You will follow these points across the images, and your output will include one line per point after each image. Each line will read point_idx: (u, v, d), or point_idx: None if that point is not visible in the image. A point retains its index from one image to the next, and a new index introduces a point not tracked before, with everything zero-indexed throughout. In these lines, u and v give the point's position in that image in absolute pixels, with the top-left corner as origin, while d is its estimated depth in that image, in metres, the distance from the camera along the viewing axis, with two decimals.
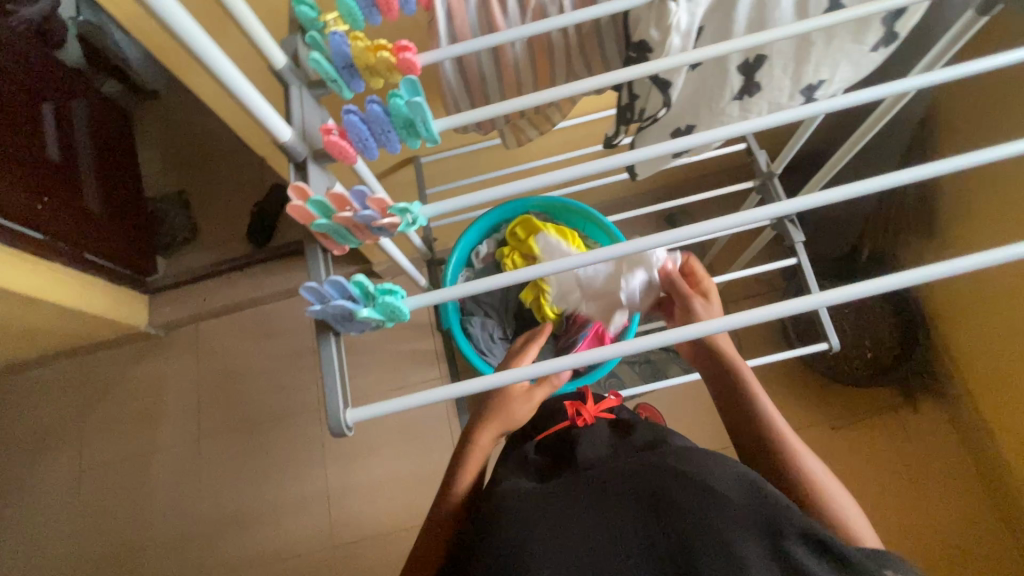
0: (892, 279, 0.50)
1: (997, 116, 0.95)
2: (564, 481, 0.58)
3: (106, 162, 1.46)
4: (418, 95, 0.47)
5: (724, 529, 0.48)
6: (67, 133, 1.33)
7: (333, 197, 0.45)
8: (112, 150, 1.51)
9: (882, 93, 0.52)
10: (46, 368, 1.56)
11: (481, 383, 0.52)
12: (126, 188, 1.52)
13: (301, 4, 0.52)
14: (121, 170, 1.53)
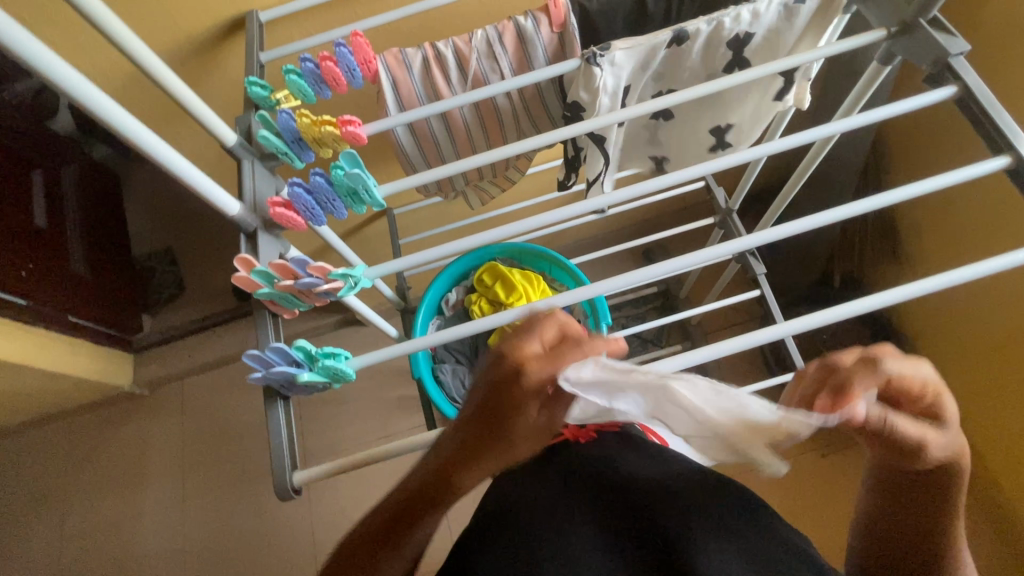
0: (849, 307, 0.52)
1: (944, 145, 1.00)
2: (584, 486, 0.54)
3: (98, 227, 1.47)
4: (357, 167, 0.51)
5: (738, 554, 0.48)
6: (56, 199, 1.35)
7: (276, 266, 0.48)
8: (102, 214, 1.50)
9: (814, 136, 0.54)
10: (29, 434, 1.54)
11: None
12: (114, 250, 1.53)
13: (253, 85, 0.57)
14: (111, 233, 1.53)
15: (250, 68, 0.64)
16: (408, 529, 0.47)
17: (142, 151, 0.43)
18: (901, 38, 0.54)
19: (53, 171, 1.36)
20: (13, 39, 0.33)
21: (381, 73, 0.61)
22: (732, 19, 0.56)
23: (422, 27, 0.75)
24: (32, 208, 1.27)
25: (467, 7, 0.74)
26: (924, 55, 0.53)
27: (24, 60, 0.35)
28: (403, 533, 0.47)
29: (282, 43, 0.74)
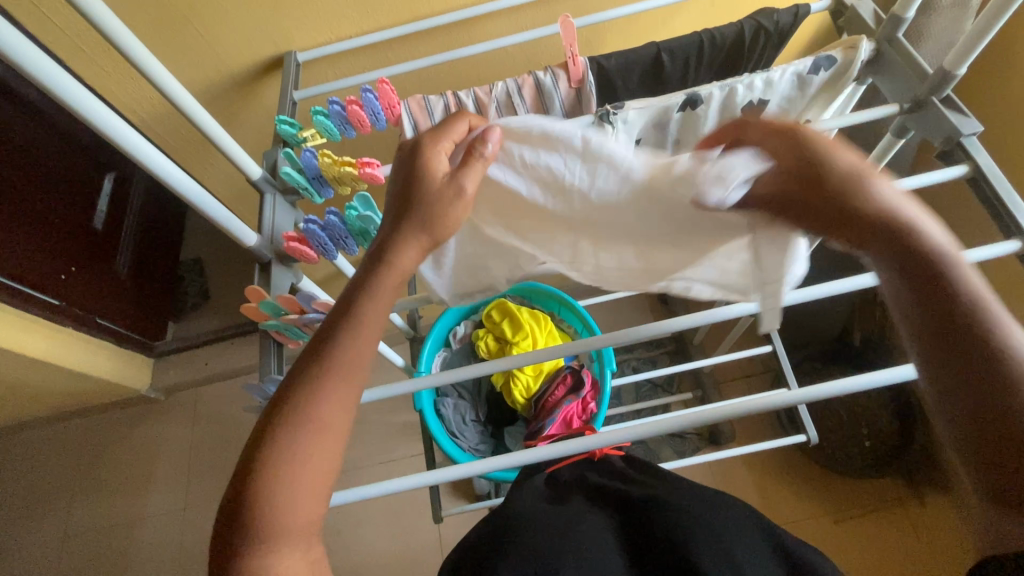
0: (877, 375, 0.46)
1: (962, 216, 0.97)
2: (579, 507, 0.57)
3: (149, 237, 1.57)
4: (370, 209, 0.54)
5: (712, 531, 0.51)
6: (120, 207, 1.48)
7: (283, 300, 0.51)
8: (157, 226, 1.62)
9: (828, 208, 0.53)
10: (48, 430, 1.59)
11: (457, 470, 0.47)
12: (163, 257, 1.62)
13: (282, 123, 0.60)
14: (162, 244, 1.63)
15: (283, 106, 0.68)
16: (317, 397, 0.42)
17: (174, 185, 0.47)
18: (913, 114, 0.55)
19: (120, 183, 1.49)
20: (49, 78, 0.37)
21: (404, 117, 0.64)
22: (746, 87, 0.57)
23: (448, 73, 0.79)
24: (93, 212, 1.39)
25: (493, 58, 0.77)
26: (936, 132, 0.53)
27: (56, 96, 0.38)
28: (307, 405, 0.41)
29: (315, 82, 0.78)
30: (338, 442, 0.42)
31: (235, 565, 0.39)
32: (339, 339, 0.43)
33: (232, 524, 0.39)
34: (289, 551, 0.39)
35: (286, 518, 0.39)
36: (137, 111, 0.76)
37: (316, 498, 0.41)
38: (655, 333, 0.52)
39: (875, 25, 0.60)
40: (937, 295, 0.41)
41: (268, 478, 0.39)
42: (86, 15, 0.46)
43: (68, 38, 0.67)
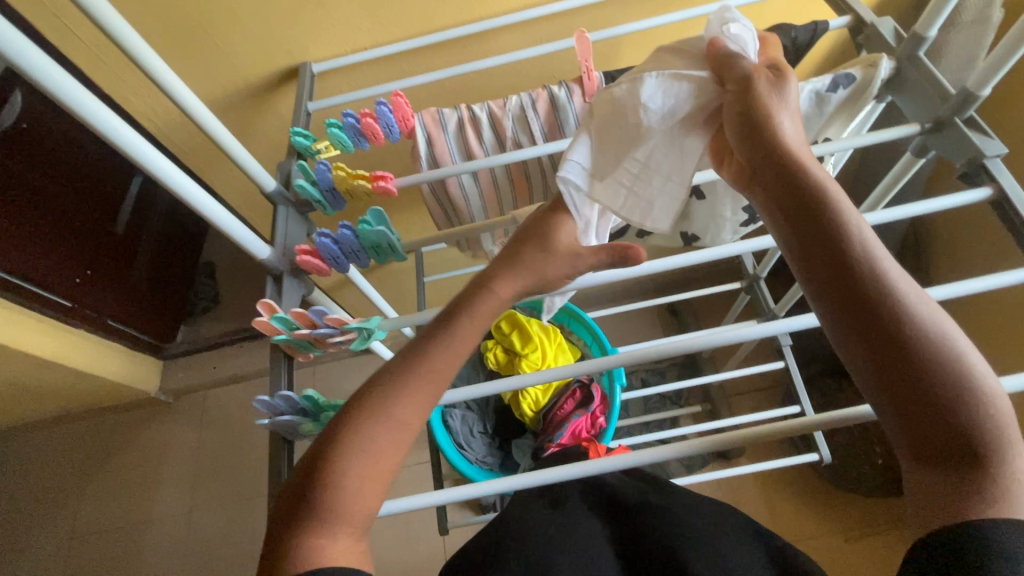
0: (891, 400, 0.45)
1: (981, 235, 0.95)
2: (575, 507, 0.56)
3: (170, 245, 1.57)
4: (384, 223, 0.54)
5: (712, 543, 0.49)
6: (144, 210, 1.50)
7: (294, 314, 0.51)
8: (183, 230, 1.63)
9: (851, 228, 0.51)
10: (58, 429, 1.60)
11: (459, 492, 0.46)
12: (183, 260, 1.63)
13: (296, 135, 0.60)
14: (184, 247, 1.64)
15: (297, 117, 0.68)
16: (400, 393, 0.41)
17: (188, 198, 0.47)
18: (935, 133, 0.54)
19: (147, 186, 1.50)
20: (65, 92, 0.37)
21: (417, 130, 0.64)
22: None
23: (461, 87, 0.79)
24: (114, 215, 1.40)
25: (506, 72, 0.77)
26: (958, 153, 0.52)
27: (75, 112, 0.38)
28: (388, 399, 0.41)
29: (329, 94, 0.78)
30: (407, 444, 0.41)
31: (291, 539, 0.38)
32: (432, 342, 0.43)
33: (297, 498, 0.39)
34: (342, 536, 0.38)
35: (347, 503, 0.39)
36: (153, 120, 0.77)
37: (376, 493, 0.40)
38: (665, 355, 0.50)
39: (896, 44, 0.59)
40: (837, 252, 0.37)
41: (338, 459, 0.39)
42: (110, 32, 0.46)
43: (87, 48, 0.67)
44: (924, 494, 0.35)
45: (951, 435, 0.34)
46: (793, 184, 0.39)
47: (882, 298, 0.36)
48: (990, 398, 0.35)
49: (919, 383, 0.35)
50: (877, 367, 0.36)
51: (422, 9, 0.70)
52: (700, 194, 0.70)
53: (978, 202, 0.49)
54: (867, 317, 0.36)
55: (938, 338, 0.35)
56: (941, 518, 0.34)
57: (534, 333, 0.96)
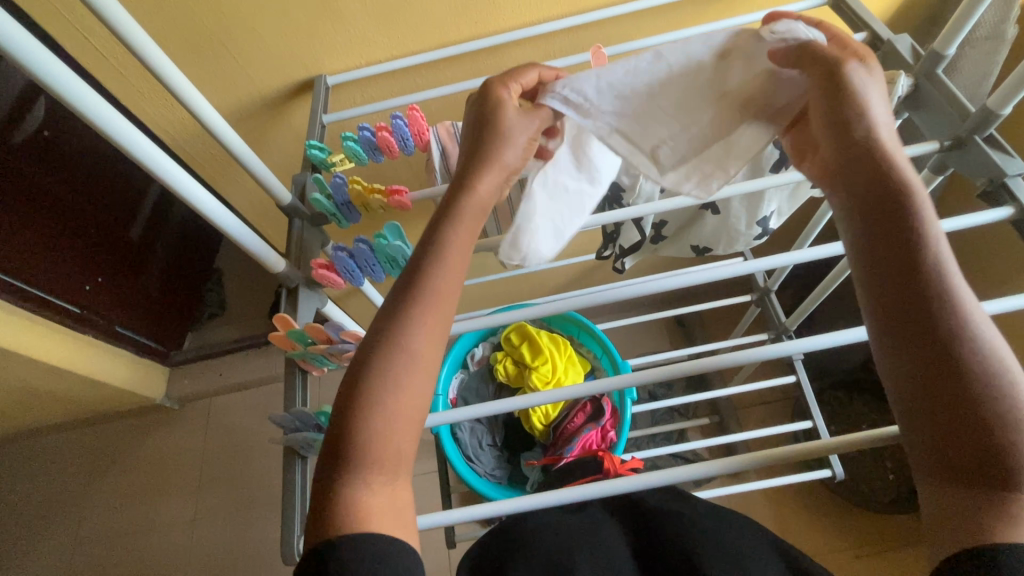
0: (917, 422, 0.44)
1: (996, 252, 0.95)
2: (588, 511, 0.56)
3: (183, 253, 1.57)
4: (400, 237, 0.53)
5: (729, 551, 0.48)
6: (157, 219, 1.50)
7: (310, 328, 0.51)
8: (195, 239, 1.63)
9: None
10: (64, 435, 1.60)
11: (471, 510, 0.46)
12: (193, 269, 1.63)
13: (312, 148, 0.60)
14: (196, 255, 1.64)
15: (312, 129, 0.69)
16: (415, 322, 0.41)
17: (203, 210, 0.46)
18: (955, 151, 0.54)
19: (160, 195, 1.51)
20: (92, 110, 0.36)
21: (432, 143, 0.64)
22: None
23: None
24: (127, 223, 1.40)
25: None
26: (979, 171, 0.52)
27: (100, 130, 0.38)
28: (402, 332, 0.40)
29: (344, 106, 0.79)
30: (429, 379, 0.41)
31: (329, 489, 0.38)
32: (432, 264, 0.43)
33: (329, 449, 0.39)
34: (376, 481, 0.38)
35: (379, 445, 0.38)
36: (168, 130, 0.77)
37: (409, 434, 0.39)
38: (681, 375, 0.49)
39: (913, 60, 0.59)
40: (903, 258, 0.37)
41: (366, 400, 0.38)
42: (133, 48, 0.46)
43: (104, 58, 0.68)
44: (940, 509, 0.34)
45: (986, 456, 0.33)
46: (867, 189, 0.39)
47: (940, 309, 0.35)
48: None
49: (960, 396, 0.34)
50: (921, 374, 0.35)
51: (437, 23, 0.70)
52: (716, 208, 0.70)
53: (999, 220, 0.49)
54: (921, 324, 0.35)
55: (992, 360, 0.34)
56: (955, 534, 0.33)
57: (543, 344, 0.96)
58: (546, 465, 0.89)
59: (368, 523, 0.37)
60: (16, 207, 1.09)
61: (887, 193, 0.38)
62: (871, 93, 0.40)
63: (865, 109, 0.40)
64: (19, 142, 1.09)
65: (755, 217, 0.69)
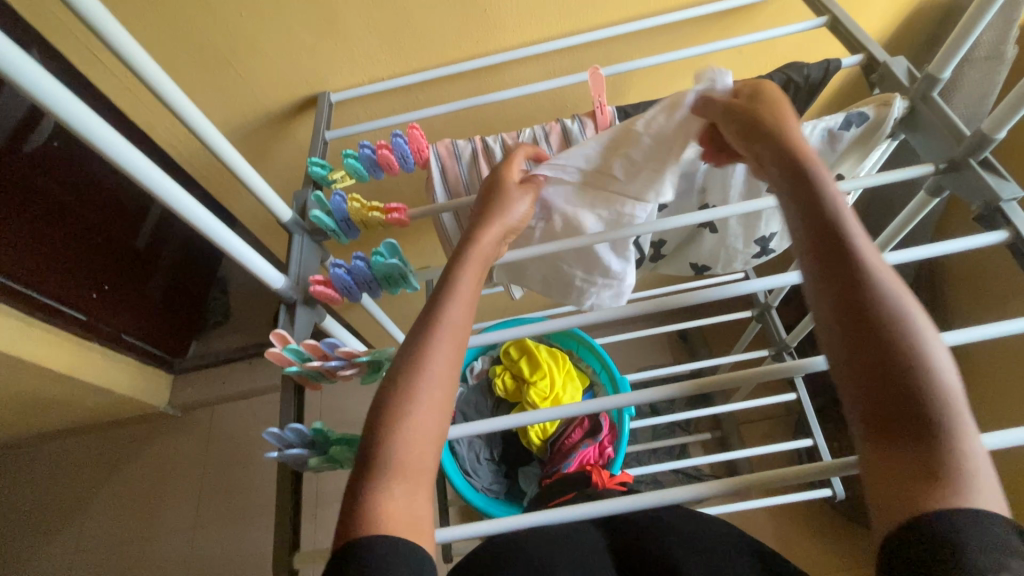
0: None
1: (995, 274, 0.94)
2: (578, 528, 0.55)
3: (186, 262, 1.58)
4: (396, 255, 0.54)
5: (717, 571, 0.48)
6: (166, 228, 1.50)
7: (307, 345, 0.52)
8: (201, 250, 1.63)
9: None
10: (66, 441, 1.61)
11: (469, 529, 0.45)
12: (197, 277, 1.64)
13: (313, 165, 0.61)
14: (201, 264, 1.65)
15: (315, 145, 0.70)
16: (434, 355, 0.44)
17: (202, 229, 0.47)
18: (949, 173, 0.54)
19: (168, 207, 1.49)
20: (90, 131, 0.37)
21: (432, 160, 0.65)
22: None
23: (475, 117, 0.80)
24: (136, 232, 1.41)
25: (518, 104, 0.79)
26: (974, 195, 0.52)
27: (99, 150, 0.38)
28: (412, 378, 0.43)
29: (347, 123, 0.80)
30: (442, 398, 0.43)
31: (355, 497, 0.39)
32: (442, 302, 0.47)
33: (358, 462, 0.41)
34: (399, 491, 0.39)
35: (390, 470, 0.40)
36: (174, 144, 0.79)
37: (430, 446, 0.42)
38: (681, 396, 0.49)
39: (909, 83, 0.59)
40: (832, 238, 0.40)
41: (395, 418, 0.41)
42: (143, 76, 0.45)
43: (112, 74, 0.69)
44: (878, 486, 0.34)
45: (915, 423, 0.33)
46: (796, 180, 0.43)
47: (868, 282, 0.37)
48: (958, 405, 0.34)
49: (887, 361, 0.35)
50: (853, 344, 0.36)
51: (439, 42, 0.72)
52: (714, 227, 0.70)
53: (996, 243, 0.49)
54: (851, 295, 0.37)
55: (918, 329, 0.36)
56: (901, 517, 0.32)
57: (543, 357, 0.97)
58: (545, 482, 0.88)
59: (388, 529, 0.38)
60: (25, 216, 1.10)
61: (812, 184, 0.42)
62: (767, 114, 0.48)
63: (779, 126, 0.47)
64: (28, 156, 1.07)
65: (753, 236, 0.69)
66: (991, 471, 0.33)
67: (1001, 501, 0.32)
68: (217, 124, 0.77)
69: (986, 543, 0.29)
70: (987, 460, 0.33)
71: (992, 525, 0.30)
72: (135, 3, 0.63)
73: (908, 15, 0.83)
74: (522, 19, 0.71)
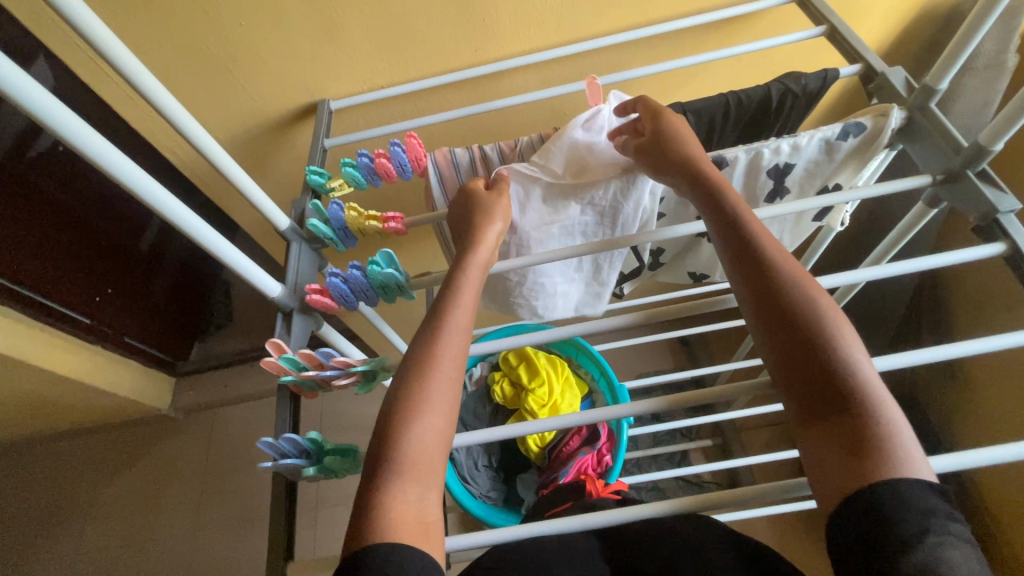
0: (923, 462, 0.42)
1: (995, 284, 0.93)
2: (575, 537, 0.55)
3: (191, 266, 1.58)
4: (393, 264, 0.55)
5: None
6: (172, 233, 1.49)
7: (303, 355, 0.52)
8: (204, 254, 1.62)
9: (860, 278, 0.50)
10: (68, 444, 1.61)
11: (468, 539, 0.45)
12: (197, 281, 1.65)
13: (312, 174, 0.62)
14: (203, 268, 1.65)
15: (314, 154, 0.70)
16: (440, 360, 0.45)
17: (200, 242, 0.47)
18: (947, 184, 0.54)
19: None
20: (86, 145, 0.37)
21: (430, 169, 0.65)
22: (772, 151, 0.57)
23: (474, 125, 0.81)
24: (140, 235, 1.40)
25: (517, 113, 0.79)
26: (972, 207, 0.52)
27: (97, 163, 0.39)
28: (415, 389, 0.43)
29: (346, 131, 0.80)
30: (444, 408, 0.44)
31: (368, 498, 0.40)
32: (445, 310, 0.49)
33: (370, 463, 0.41)
34: (411, 492, 0.40)
35: (395, 480, 0.40)
36: (175, 152, 0.79)
37: (438, 449, 0.42)
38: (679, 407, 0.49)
39: (907, 94, 0.59)
40: (755, 260, 0.47)
41: (404, 421, 0.42)
42: (141, 88, 0.46)
43: (114, 83, 0.70)
44: (821, 462, 0.39)
45: (839, 412, 0.39)
46: (711, 204, 0.51)
47: (787, 295, 0.44)
48: (870, 377, 0.40)
49: (802, 353, 0.42)
50: (783, 350, 0.43)
51: (437, 51, 0.72)
52: None
53: (994, 254, 0.49)
54: (774, 310, 0.44)
55: (830, 327, 0.42)
56: (845, 488, 0.37)
57: (541, 363, 0.97)
58: (544, 491, 0.88)
59: (399, 531, 0.38)
60: (29, 221, 1.10)
61: (737, 213, 0.49)
62: (680, 138, 0.56)
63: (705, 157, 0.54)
64: (33, 160, 1.06)
65: None
66: (919, 443, 0.38)
67: (930, 468, 0.37)
68: (218, 132, 0.77)
69: (909, 509, 0.34)
70: (914, 434, 0.38)
71: (915, 492, 0.35)
72: (136, 14, 0.64)
73: (905, 25, 0.83)
74: (519, 28, 0.71)
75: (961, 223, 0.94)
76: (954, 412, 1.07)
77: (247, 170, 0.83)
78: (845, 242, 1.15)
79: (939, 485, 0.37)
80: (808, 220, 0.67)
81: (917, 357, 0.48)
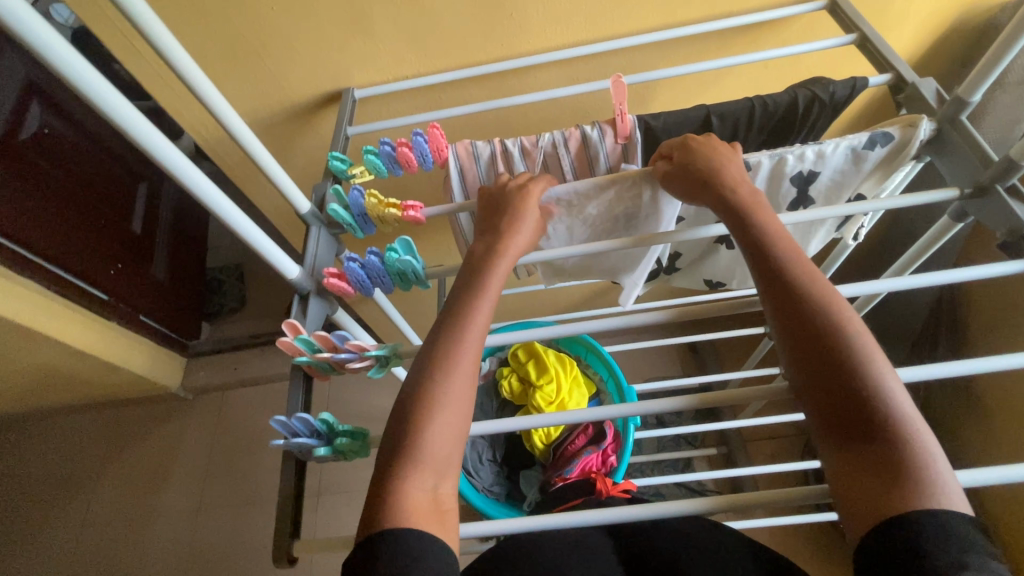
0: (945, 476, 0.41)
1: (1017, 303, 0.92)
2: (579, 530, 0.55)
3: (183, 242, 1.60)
4: (411, 252, 0.55)
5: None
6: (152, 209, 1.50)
7: (318, 337, 0.52)
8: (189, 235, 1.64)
9: (882, 288, 0.49)
10: (81, 417, 1.65)
11: (476, 527, 0.45)
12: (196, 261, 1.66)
13: (334, 159, 0.62)
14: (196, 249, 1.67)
15: (337, 140, 0.71)
16: (461, 352, 0.46)
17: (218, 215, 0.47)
18: (975, 198, 0.53)
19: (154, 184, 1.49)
20: (108, 104, 0.36)
21: (451, 161, 0.65)
22: (797, 157, 0.57)
23: (497, 118, 0.81)
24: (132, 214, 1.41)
25: (541, 108, 0.79)
26: (1000, 222, 0.51)
27: None
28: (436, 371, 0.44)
29: (370, 118, 0.81)
30: (464, 393, 0.45)
31: (383, 480, 0.40)
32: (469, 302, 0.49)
33: (384, 452, 0.42)
34: (425, 479, 0.40)
35: (413, 460, 0.41)
36: (199, 131, 0.80)
37: (449, 439, 0.43)
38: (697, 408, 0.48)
39: (937, 105, 0.58)
40: (785, 277, 0.46)
41: (425, 408, 0.43)
42: (169, 60, 0.46)
43: (142, 59, 0.71)
44: (848, 486, 0.38)
45: (874, 440, 0.38)
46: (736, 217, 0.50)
47: (819, 317, 0.43)
48: (903, 406, 0.39)
49: (833, 374, 0.41)
50: (812, 372, 0.42)
51: (464, 43, 0.72)
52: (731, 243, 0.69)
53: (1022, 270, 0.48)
54: (803, 333, 0.43)
55: (865, 353, 0.41)
56: (876, 514, 0.36)
57: (550, 360, 0.97)
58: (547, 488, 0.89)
59: (413, 512, 0.39)
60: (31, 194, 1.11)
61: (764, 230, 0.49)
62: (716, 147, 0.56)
63: (733, 177, 0.53)
64: (25, 140, 1.09)
65: None
66: (952, 473, 0.38)
67: (964, 499, 0.37)
68: (243, 114, 0.78)
69: (950, 538, 0.34)
70: (948, 466, 0.38)
71: (953, 521, 0.34)
72: None
73: (939, 35, 0.82)
74: (548, 22, 0.71)
75: (984, 239, 0.93)
76: (968, 432, 1.05)
77: (271, 153, 0.84)
78: (865, 254, 1.14)
79: (974, 518, 0.36)
80: (829, 230, 0.66)
81: (936, 371, 0.47)
